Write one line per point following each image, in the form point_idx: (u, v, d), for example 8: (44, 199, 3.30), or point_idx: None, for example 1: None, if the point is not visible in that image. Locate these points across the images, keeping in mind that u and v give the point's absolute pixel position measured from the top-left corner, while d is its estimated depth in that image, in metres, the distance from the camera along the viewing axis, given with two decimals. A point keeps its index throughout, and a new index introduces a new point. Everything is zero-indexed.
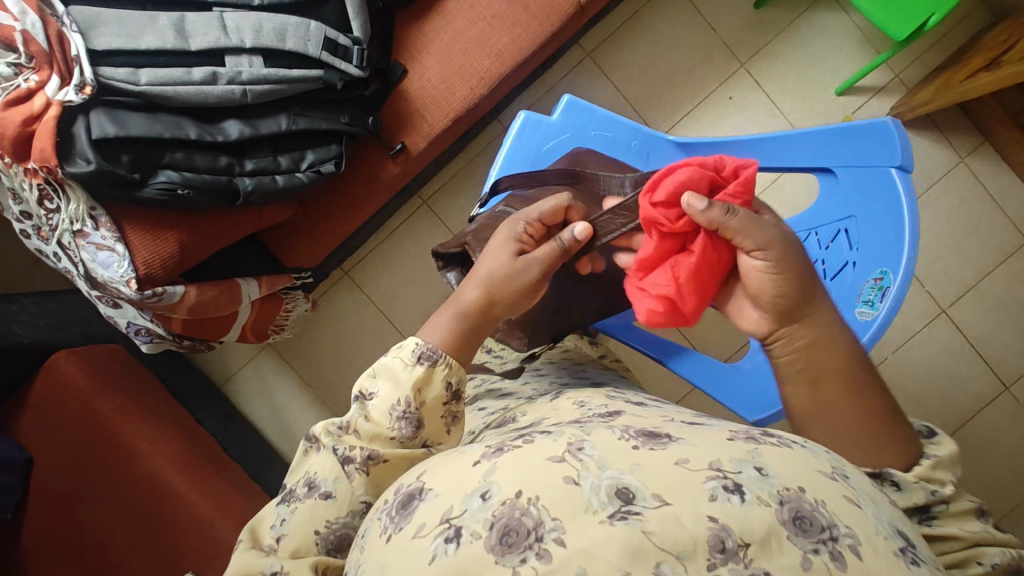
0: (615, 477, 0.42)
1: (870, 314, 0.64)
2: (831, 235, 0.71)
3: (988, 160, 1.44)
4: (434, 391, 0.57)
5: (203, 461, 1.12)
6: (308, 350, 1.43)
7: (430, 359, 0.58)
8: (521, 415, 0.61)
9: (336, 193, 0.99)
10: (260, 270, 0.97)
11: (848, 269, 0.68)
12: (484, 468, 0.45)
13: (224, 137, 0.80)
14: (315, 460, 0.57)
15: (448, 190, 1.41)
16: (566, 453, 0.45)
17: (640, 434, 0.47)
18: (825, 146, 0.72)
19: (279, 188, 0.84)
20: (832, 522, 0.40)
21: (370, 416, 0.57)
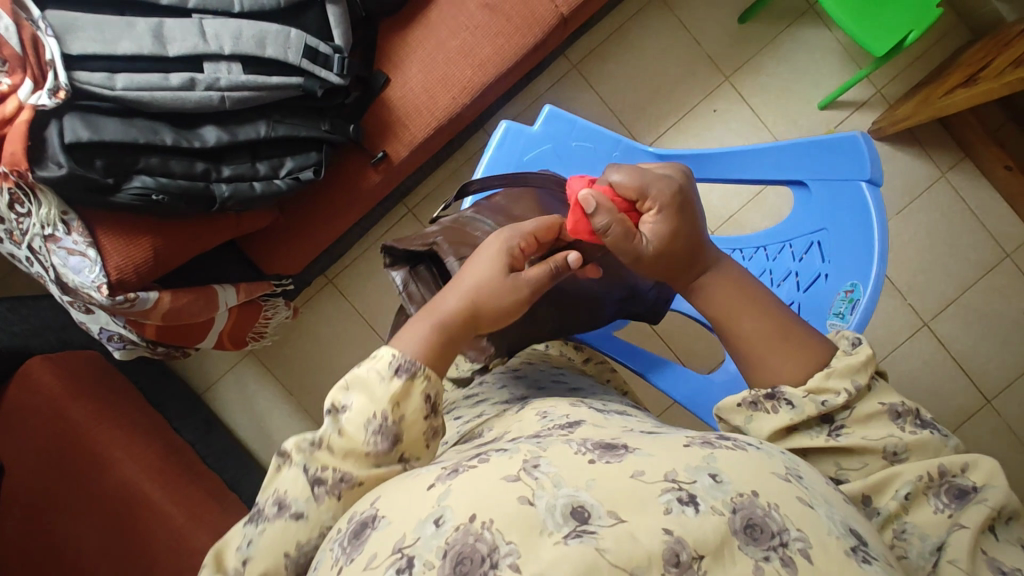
0: (571, 494, 0.41)
1: (840, 325, 0.64)
2: (804, 247, 0.72)
3: (969, 174, 1.46)
4: (412, 404, 0.54)
5: (178, 470, 1.11)
6: (291, 358, 1.42)
7: (409, 371, 0.55)
8: (487, 430, 0.60)
9: (317, 199, 0.99)
10: (241, 278, 0.98)
11: (820, 281, 0.68)
12: (438, 491, 0.43)
13: (201, 143, 0.80)
14: (284, 478, 0.53)
15: (434, 199, 1.42)
16: (521, 471, 0.43)
17: (597, 446, 0.45)
18: (796, 159, 0.73)
19: (257, 195, 0.83)
20: (783, 527, 0.39)
21: (343, 431, 0.53)
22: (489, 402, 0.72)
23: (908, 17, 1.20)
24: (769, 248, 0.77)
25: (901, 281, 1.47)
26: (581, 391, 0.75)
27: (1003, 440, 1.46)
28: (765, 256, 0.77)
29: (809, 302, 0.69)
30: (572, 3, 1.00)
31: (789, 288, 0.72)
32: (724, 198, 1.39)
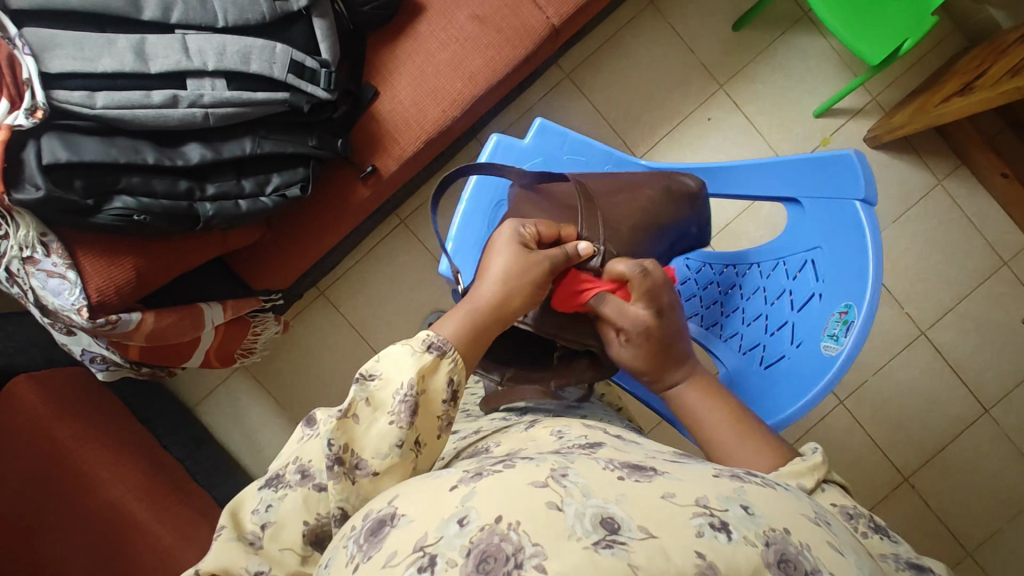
0: (600, 506, 0.38)
1: (835, 348, 0.62)
2: (798, 265, 0.70)
3: (965, 182, 1.45)
4: (437, 384, 0.52)
5: (167, 489, 1.09)
6: (283, 371, 1.41)
7: (440, 349, 0.52)
8: (492, 444, 0.58)
9: (308, 213, 0.97)
10: (230, 295, 0.97)
11: (814, 300, 0.67)
12: (462, 493, 0.41)
13: (184, 161, 0.79)
14: (307, 444, 0.54)
15: (426, 210, 1.40)
16: (550, 478, 0.40)
17: (625, 465, 0.43)
18: (795, 175, 0.72)
19: (242, 213, 0.82)
20: (816, 568, 0.37)
21: (371, 402, 0.50)
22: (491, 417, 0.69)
23: (902, 25, 1.19)
24: (763, 264, 0.76)
25: (898, 289, 1.46)
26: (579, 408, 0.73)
27: (1001, 450, 1.45)
28: (761, 274, 0.76)
29: (804, 322, 0.67)
30: (563, 15, 0.99)
31: (783, 306, 0.71)
32: (718, 207, 1.38)
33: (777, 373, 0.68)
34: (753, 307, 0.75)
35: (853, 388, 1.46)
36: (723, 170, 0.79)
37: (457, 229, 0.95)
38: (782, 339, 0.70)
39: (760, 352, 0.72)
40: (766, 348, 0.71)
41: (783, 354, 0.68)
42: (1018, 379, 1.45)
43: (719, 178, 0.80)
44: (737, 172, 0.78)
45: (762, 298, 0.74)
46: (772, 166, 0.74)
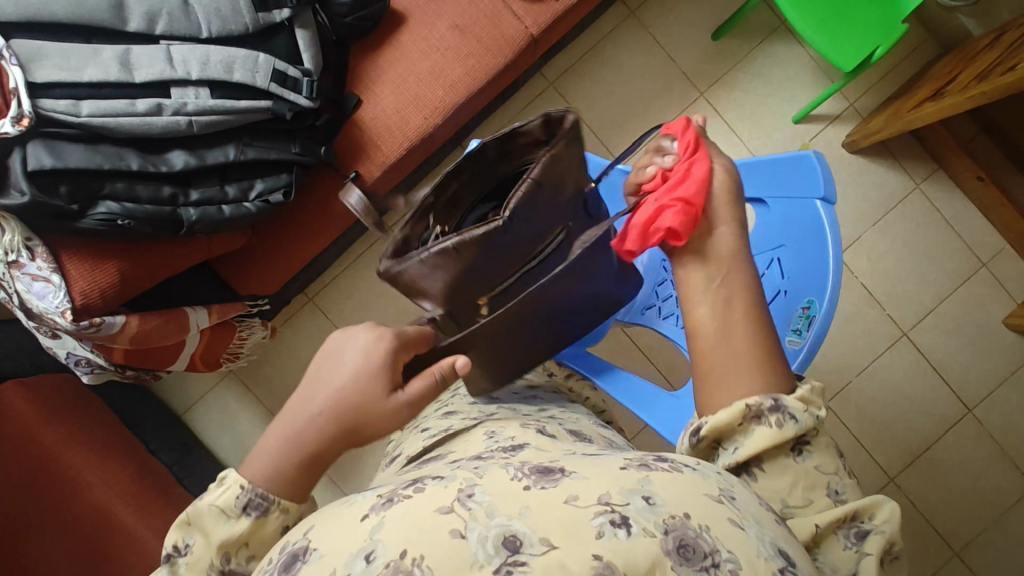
0: (504, 524, 0.40)
1: (799, 342, 0.65)
2: (765, 263, 0.72)
3: (943, 185, 1.48)
4: (264, 535, 0.53)
5: (154, 492, 1.10)
6: (271, 377, 1.42)
7: (257, 508, 0.52)
8: (445, 453, 0.57)
9: (275, 222, 0.99)
10: (210, 297, 0.97)
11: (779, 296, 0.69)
12: (372, 524, 0.41)
13: (168, 167, 0.81)
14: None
15: None
16: (456, 502, 0.42)
17: (534, 471, 0.45)
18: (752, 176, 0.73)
19: (225, 218, 0.84)
20: (715, 547, 0.39)
21: (184, 572, 0.51)
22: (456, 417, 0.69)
23: (875, 34, 1.22)
24: None
25: (879, 291, 1.48)
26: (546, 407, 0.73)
27: (985, 449, 1.46)
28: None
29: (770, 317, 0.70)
30: (541, 24, 1.01)
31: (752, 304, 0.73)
32: None
33: None
34: None
35: (837, 389, 1.48)
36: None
37: None
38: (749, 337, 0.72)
39: None
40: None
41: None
42: (999, 378, 1.46)
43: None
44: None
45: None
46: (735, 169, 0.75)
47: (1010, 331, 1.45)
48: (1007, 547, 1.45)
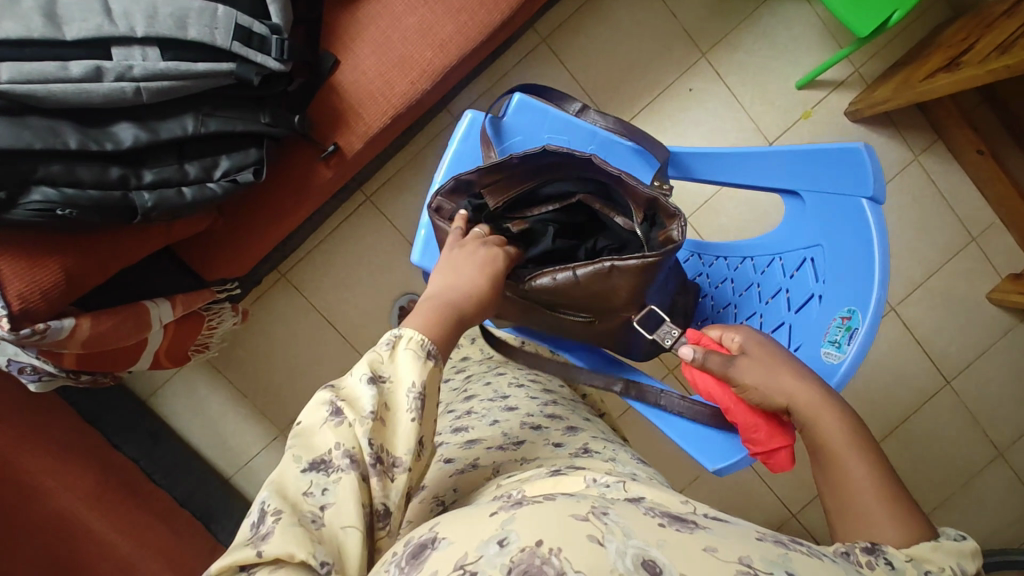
0: (641, 547, 0.37)
1: (840, 356, 0.61)
2: (796, 263, 0.67)
3: (941, 158, 1.44)
4: (442, 387, 0.50)
5: (119, 493, 1.04)
6: (244, 358, 1.34)
7: (440, 356, 0.50)
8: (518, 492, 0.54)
9: (258, 204, 0.89)
10: (173, 290, 0.87)
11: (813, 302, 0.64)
12: (501, 517, 0.39)
13: (115, 144, 0.69)
14: (418, 368, 0.48)
15: (394, 186, 1.32)
16: (591, 512, 0.39)
17: (666, 514, 0.42)
18: (791, 169, 0.68)
19: (186, 203, 0.73)
20: None
21: (384, 404, 0.48)
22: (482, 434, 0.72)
23: None
24: (757, 259, 0.73)
25: None
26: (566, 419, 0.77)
27: (960, 420, 1.50)
28: (755, 269, 0.73)
29: (802, 325, 0.65)
30: None
31: (780, 307, 0.68)
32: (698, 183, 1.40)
33: None
34: (748, 305, 0.73)
35: None
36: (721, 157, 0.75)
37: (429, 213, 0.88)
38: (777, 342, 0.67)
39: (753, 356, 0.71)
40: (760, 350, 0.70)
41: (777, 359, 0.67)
42: (978, 352, 1.49)
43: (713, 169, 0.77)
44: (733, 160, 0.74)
45: (754, 295, 0.72)
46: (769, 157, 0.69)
47: (993, 306, 1.47)
48: (972, 511, 1.52)
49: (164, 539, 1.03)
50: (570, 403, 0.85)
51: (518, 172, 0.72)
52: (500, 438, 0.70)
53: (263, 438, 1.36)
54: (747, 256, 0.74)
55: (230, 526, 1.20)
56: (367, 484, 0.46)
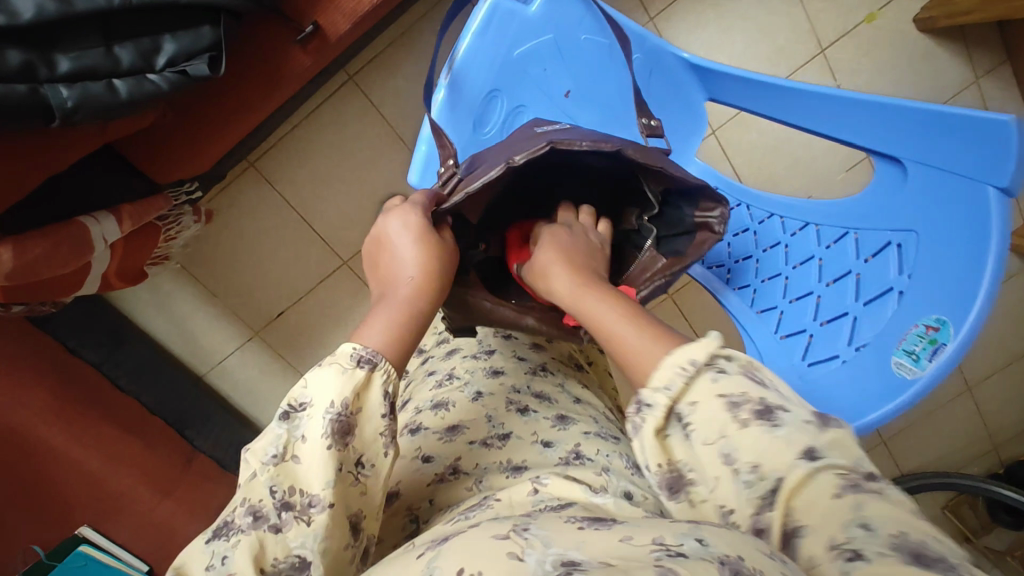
0: (561, 552, 0.30)
1: (914, 372, 0.57)
2: (875, 247, 0.64)
3: (1004, 83, 1.26)
4: (371, 402, 0.48)
5: (80, 405, 0.95)
6: (210, 254, 1.21)
7: (370, 361, 0.48)
8: (550, 493, 0.50)
9: (220, 105, 0.72)
10: (123, 199, 0.72)
11: (891, 296, 0.61)
12: (428, 557, 0.33)
13: (9, 16, 0.50)
14: (341, 381, 0.47)
15: (382, 66, 1.13)
16: (512, 529, 0.32)
17: (589, 515, 0.35)
18: (911, 134, 0.62)
19: (123, 102, 0.56)
20: None
21: (303, 434, 0.46)
22: (463, 415, 0.66)
23: None
24: (823, 228, 0.69)
25: None
26: (560, 405, 0.71)
27: None
28: (819, 241, 0.69)
29: (867, 320, 0.62)
30: None
31: (846, 295, 0.65)
32: None
33: (825, 374, 0.64)
34: (803, 282, 0.69)
35: None
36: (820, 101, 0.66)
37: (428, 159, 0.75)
38: (839, 332, 0.64)
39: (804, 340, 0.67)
40: (814, 338, 0.66)
41: (836, 356, 0.63)
42: None
43: (807, 111, 0.68)
44: (837, 107, 0.66)
45: (813, 272, 0.68)
46: (890, 115, 0.62)
47: None
48: (925, 439, 1.61)
49: (134, 451, 0.99)
50: (557, 375, 0.78)
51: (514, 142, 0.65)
52: (483, 430, 0.64)
53: (237, 338, 1.29)
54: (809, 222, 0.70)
55: (206, 430, 1.17)
56: (283, 535, 0.46)
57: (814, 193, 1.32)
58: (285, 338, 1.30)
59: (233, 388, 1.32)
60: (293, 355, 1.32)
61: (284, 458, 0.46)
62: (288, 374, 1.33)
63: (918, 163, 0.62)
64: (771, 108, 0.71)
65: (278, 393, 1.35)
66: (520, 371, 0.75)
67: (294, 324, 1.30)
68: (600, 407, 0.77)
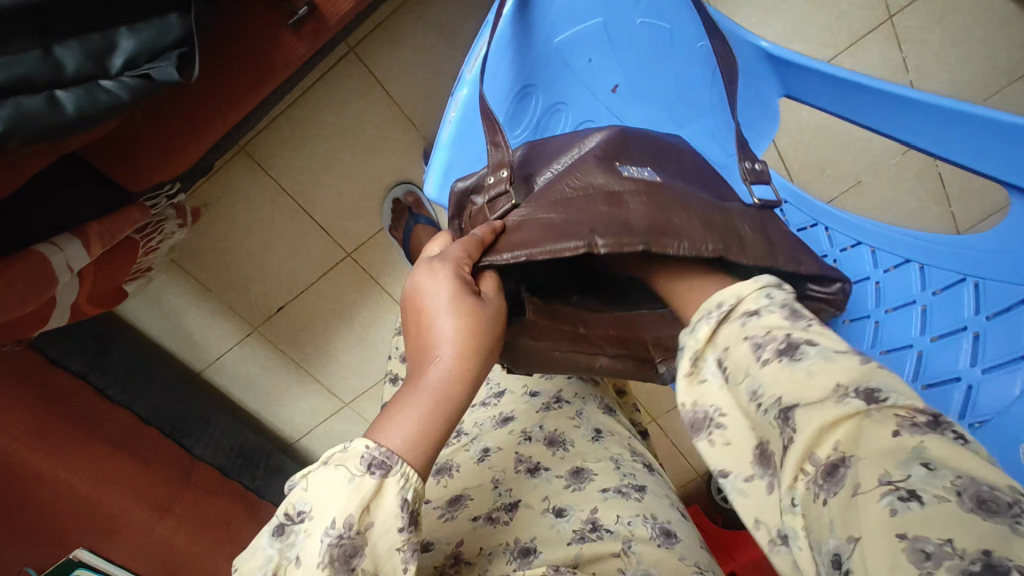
0: None
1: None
2: (1000, 302, 0.55)
3: None
4: (381, 516, 0.40)
5: (69, 421, 0.86)
6: (199, 247, 1.08)
7: (382, 468, 0.40)
8: (713, 408, 0.38)
9: (197, 105, 0.60)
10: (89, 215, 0.61)
11: (1022, 367, 0.51)
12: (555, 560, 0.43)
13: None
14: (346, 495, 0.39)
15: (386, 37, 1.00)
16: None
17: None
18: None
19: (72, 121, 0.44)
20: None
21: (301, 558, 0.39)
22: (471, 485, 0.66)
23: None
24: (929, 272, 0.60)
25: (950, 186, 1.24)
26: (582, 461, 0.68)
27: None
28: (923, 284, 0.60)
29: (987, 390, 0.52)
30: None
31: (955, 356, 0.55)
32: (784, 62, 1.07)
33: None
34: (896, 333, 0.60)
35: None
36: (933, 113, 0.56)
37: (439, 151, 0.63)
38: (948, 401, 0.55)
39: None
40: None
41: None
42: None
43: (910, 122, 0.58)
44: (958, 125, 0.55)
45: (915, 321, 0.59)
46: None
47: None
48: None
49: (128, 471, 0.92)
50: (575, 406, 0.76)
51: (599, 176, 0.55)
52: (493, 500, 0.63)
53: (234, 335, 1.18)
54: (913, 259, 0.62)
55: (206, 437, 1.12)
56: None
57: (863, 176, 1.19)
58: (286, 333, 1.21)
59: (234, 385, 1.24)
60: (296, 351, 1.23)
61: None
62: (290, 370, 1.25)
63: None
64: (875, 115, 0.60)
65: (281, 389, 1.27)
66: (533, 413, 0.75)
67: (296, 319, 1.20)
68: (640, 455, 0.74)
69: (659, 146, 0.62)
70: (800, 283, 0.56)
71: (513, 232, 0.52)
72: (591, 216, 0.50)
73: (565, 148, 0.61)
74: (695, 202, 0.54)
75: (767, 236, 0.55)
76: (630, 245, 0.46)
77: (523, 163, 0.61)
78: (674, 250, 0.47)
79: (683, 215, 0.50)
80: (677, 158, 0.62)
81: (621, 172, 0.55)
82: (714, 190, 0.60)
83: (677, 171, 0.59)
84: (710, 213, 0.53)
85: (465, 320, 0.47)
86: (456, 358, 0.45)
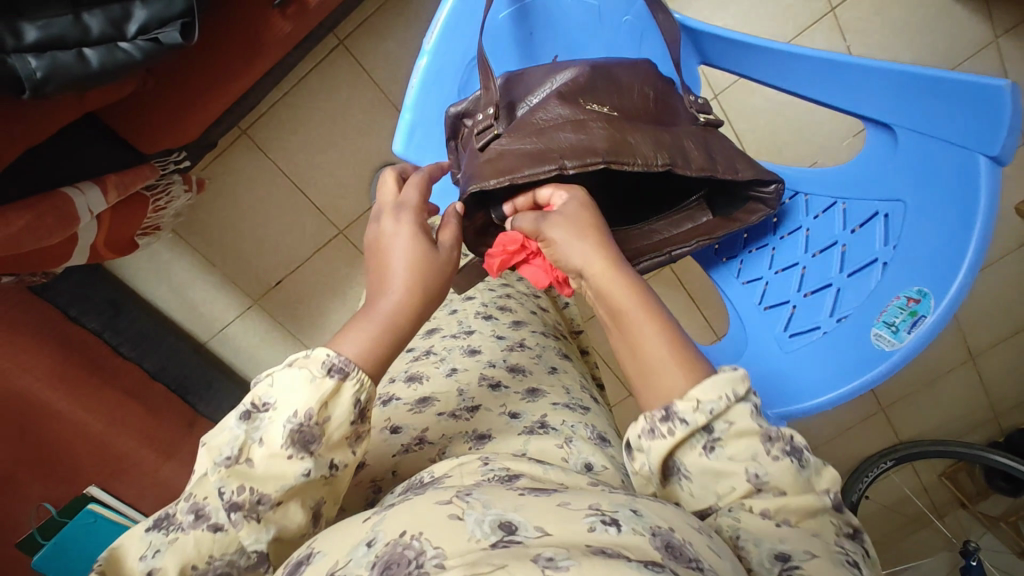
0: (499, 512, 0.34)
1: (893, 343, 0.60)
2: (862, 218, 0.67)
3: None
4: (338, 415, 0.44)
5: (84, 368, 0.97)
6: (206, 224, 1.19)
7: (342, 372, 0.44)
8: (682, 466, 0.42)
9: (199, 76, 0.71)
10: (105, 168, 0.72)
11: (876, 268, 0.64)
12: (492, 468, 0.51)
13: None
14: (309, 390, 0.43)
15: (372, 31, 1.12)
16: (454, 495, 0.36)
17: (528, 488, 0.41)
18: (900, 103, 0.63)
19: (93, 73, 0.56)
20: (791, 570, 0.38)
21: (263, 439, 0.44)
22: (437, 386, 0.73)
23: None
24: (813, 198, 0.71)
25: None
26: (535, 378, 0.77)
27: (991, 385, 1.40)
28: (808, 210, 0.71)
29: (850, 291, 0.65)
30: None
31: (828, 265, 0.68)
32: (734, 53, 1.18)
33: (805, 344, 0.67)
34: (789, 251, 0.71)
35: None
36: (825, 65, 0.66)
37: (411, 103, 0.73)
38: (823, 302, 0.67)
39: (787, 312, 0.70)
40: (797, 308, 0.69)
41: (818, 327, 0.66)
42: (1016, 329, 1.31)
43: (800, 72, 0.69)
44: (843, 75, 0.66)
45: (801, 242, 0.71)
46: (897, 88, 0.63)
47: None
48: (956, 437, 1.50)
49: (136, 419, 1.02)
50: (535, 350, 0.85)
51: (568, 109, 0.65)
52: (455, 402, 0.71)
53: (236, 307, 1.29)
54: (802, 190, 0.71)
55: (208, 397, 1.23)
56: (230, 533, 0.43)
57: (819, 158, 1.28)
58: (284, 306, 1.31)
59: (235, 355, 1.34)
60: (292, 323, 1.33)
61: (238, 461, 0.43)
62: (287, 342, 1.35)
63: (907, 128, 0.63)
64: (777, 69, 0.70)
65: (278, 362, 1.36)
66: (497, 348, 0.83)
67: (292, 293, 1.30)
68: (591, 386, 0.85)
69: (618, 79, 0.69)
70: (744, 184, 0.68)
71: (494, 160, 0.61)
72: (562, 145, 0.61)
73: (537, 82, 0.70)
74: (644, 126, 0.65)
75: (711, 153, 0.66)
76: (595, 162, 0.59)
77: (506, 94, 0.70)
78: (630, 166, 0.60)
79: (639, 136, 0.62)
80: (632, 87, 0.70)
81: (587, 107, 0.66)
82: (660, 107, 0.70)
83: (627, 94, 0.69)
84: (660, 134, 0.64)
85: (418, 257, 0.52)
86: (406, 289, 0.50)
